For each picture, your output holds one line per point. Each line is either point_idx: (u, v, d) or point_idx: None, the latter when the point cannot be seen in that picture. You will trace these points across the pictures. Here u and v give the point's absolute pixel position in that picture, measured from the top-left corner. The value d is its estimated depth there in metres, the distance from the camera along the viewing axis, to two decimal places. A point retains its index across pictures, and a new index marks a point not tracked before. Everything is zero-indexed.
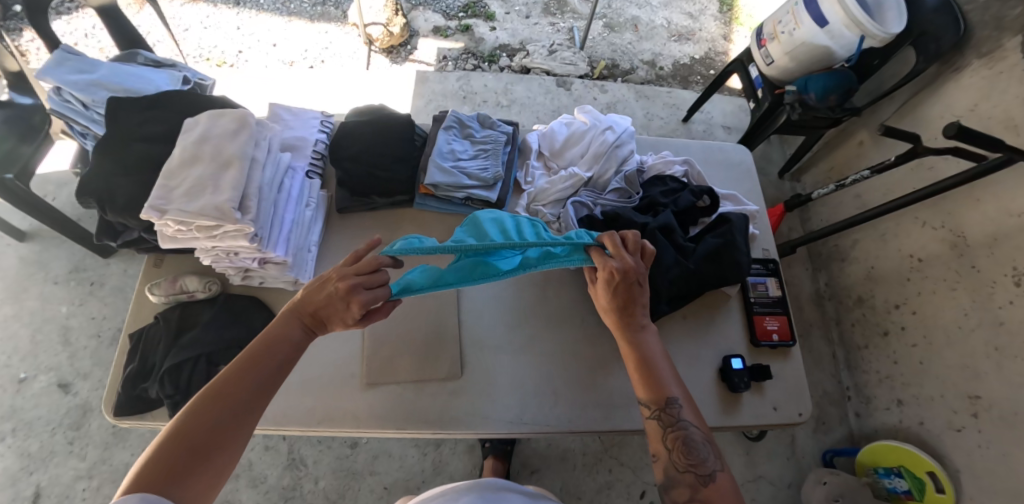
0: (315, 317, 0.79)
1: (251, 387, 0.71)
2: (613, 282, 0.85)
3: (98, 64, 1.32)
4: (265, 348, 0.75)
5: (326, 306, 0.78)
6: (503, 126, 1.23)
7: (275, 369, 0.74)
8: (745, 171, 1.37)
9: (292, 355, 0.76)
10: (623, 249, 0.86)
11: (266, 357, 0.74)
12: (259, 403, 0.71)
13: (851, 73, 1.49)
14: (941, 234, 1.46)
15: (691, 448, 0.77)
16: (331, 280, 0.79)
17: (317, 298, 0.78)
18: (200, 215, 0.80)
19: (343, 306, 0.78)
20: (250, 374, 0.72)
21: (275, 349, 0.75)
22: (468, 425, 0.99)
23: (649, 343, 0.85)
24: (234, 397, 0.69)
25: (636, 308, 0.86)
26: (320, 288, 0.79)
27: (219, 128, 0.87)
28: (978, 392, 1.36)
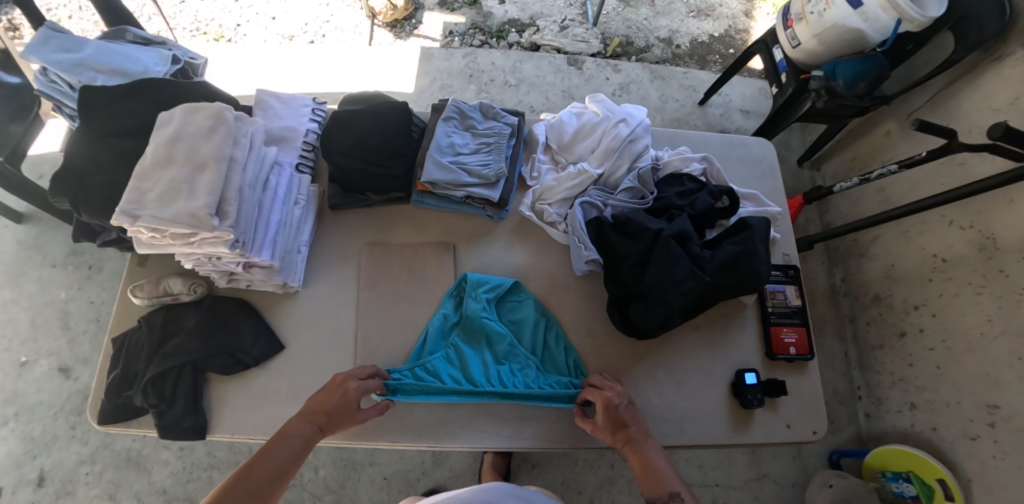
0: (323, 414, 0.86)
1: (268, 474, 0.80)
2: (607, 408, 0.90)
3: (83, 42, 1.22)
4: (280, 440, 0.83)
5: (331, 408, 0.86)
6: (507, 116, 1.13)
7: (289, 457, 0.82)
8: (767, 168, 1.28)
9: (304, 447, 0.84)
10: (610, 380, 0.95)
11: (281, 448, 0.83)
12: (275, 487, 0.79)
13: (881, 59, 1.40)
14: (969, 234, 1.36)
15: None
16: (337, 383, 0.89)
17: (323, 398, 0.87)
18: (174, 223, 0.74)
19: (348, 406, 0.87)
20: (268, 460, 0.81)
21: (288, 441, 0.83)
22: (465, 439, 0.95)
23: (651, 452, 0.88)
24: (254, 481, 0.79)
25: (627, 426, 0.90)
26: (327, 390, 0.88)
27: (194, 125, 0.81)
28: (996, 402, 1.29)
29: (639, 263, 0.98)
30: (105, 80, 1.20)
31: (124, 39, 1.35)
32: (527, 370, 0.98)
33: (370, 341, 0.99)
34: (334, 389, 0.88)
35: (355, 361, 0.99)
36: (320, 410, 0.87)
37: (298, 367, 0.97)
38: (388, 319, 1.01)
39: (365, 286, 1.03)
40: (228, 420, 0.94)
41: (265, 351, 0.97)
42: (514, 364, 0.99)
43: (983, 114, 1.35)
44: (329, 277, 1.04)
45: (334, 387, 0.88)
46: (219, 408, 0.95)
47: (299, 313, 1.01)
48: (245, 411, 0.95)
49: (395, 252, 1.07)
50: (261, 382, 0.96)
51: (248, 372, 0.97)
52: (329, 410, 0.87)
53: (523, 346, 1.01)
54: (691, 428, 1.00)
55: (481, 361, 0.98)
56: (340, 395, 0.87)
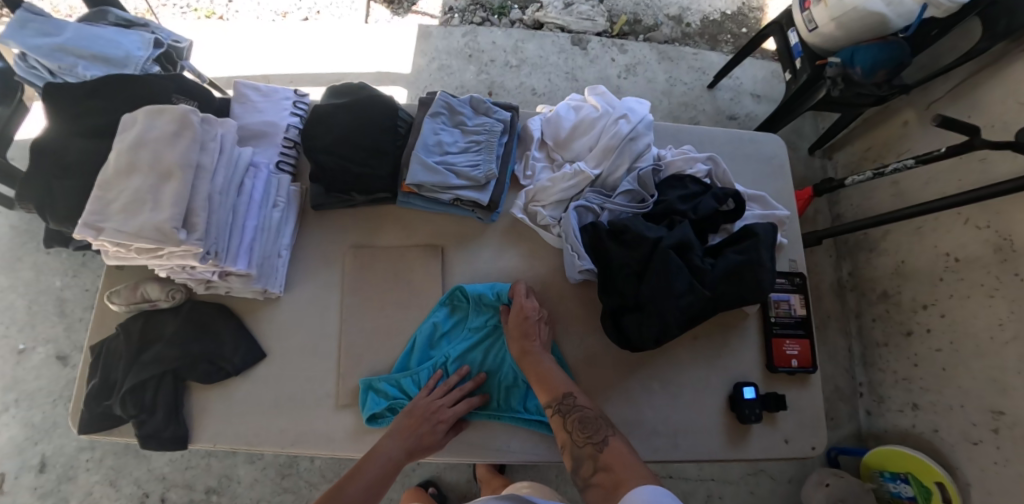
0: (412, 439, 0.86)
1: (357, 495, 0.81)
2: (519, 317, 0.92)
3: (63, 25, 1.16)
4: (370, 461, 0.84)
5: (421, 434, 0.86)
6: (500, 111, 1.05)
7: (378, 480, 0.83)
8: (777, 167, 1.21)
9: (391, 470, 0.85)
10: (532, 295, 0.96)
11: (370, 470, 0.83)
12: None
13: (903, 45, 1.31)
14: (985, 235, 1.29)
15: (587, 423, 0.80)
16: (427, 410, 0.88)
17: (413, 424, 0.87)
18: (138, 238, 0.70)
19: (433, 429, 0.87)
20: (359, 481, 0.82)
21: (377, 462, 0.84)
22: (449, 451, 0.92)
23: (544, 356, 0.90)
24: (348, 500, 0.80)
25: (533, 335, 0.92)
26: (416, 415, 0.88)
27: (157, 130, 0.76)
28: (1002, 408, 1.25)
29: (637, 273, 0.91)
30: (86, 66, 1.14)
31: (106, 21, 1.29)
32: (514, 387, 0.95)
33: (354, 350, 0.96)
34: (423, 416, 0.87)
35: (338, 369, 0.95)
36: (409, 435, 0.86)
37: (281, 375, 0.95)
38: (371, 327, 0.97)
39: (348, 291, 0.99)
40: (210, 428, 0.92)
41: (245, 359, 0.94)
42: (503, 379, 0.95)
43: (1008, 108, 1.26)
44: (311, 282, 0.99)
45: (424, 414, 0.88)
46: (200, 416, 0.93)
47: (281, 319, 0.97)
48: (226, 419, 0.93)
49: (381, 255, 1.01)
50: (243, 389, 0.94)
51: (231, 380, 0.94)
52: (415, 433, 0.86)
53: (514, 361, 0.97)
54: (685, 442, 0.96)
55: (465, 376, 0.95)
56: (431, 424, 0.87)
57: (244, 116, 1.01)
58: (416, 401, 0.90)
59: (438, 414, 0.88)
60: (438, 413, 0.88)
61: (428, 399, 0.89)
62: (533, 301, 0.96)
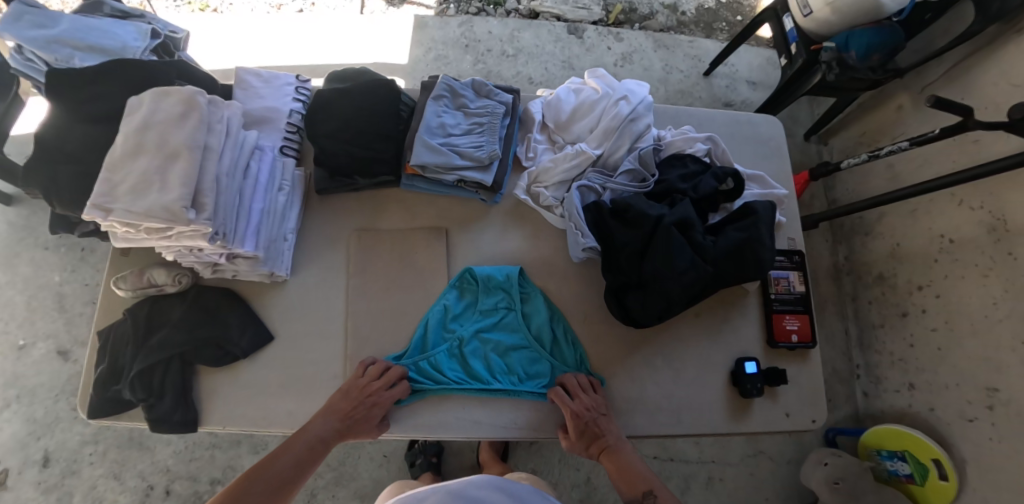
0: (343, 421, 0.87)
1: (283, 470, 0.84)
2: (582, 424, 0.90)
3: (58, 17, 1.15)
4: (300, 437, 0.87)
5: (355, 417, 0.87)
6: (501, 94, 1.05)
7: (307, 458, 0.86)
8: (775, 148, 1.22)
9: (321, 447, 0.87)
10: (577, 391, 0.92)
11: (300, 445, 0.86)
12: (292, 481, 0.85)
13: (897, 30, 1.34)
14: (978, 215, 1.32)
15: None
16: (363, 390, 0.89)
17: (348, 404, 0.88)
18: (147, 217, 0.71)
19: (367, 414, 0.88)
20: (288, 456, 0.85)
21: (306, 440, 0.86)
22: (457, 429, 0.94)
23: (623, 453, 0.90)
24: (273, 474, 0.84)
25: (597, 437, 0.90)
26: (351, 395, 0.89)
27: (164, 111, 0.76)
28: (996, 385, 1.27)
29: (639, 252, 0.92)
30: (83, 57, 1.14)
31: (102, 13, 1.28)
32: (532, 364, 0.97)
33: (361, 331, 0.97)
34: (359, 397, 0.88)
35: (345, 351, 0.96)
36: (343, 416, 0.88)
37: (289, 359, 0.95)
38: (377, 309, 0.98)
39: (354, 273, 0.99)
40: (219, 411, 0.93)
41: (253, 343, 0.94)
42: (521, 356, 0.97)
43: (1001, 90, 1.28)
44: (317, 265, 1.00)
45: (359, 395, 0.89)
46: (208, 400, 0.94)
47: (287, 304, 0.98)
48: (234, 403, 0.93)
49: (385, 238, 1.01)
50: (250, 373, 0.95)
51: (238, 364, 0.95)
52: (348, 416, 0.87)
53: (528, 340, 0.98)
54: (689, 418, 0.98)
55: (484, 356, 0.96)
56: (365, 406, 0.88)
57: (246, 101, 1.01)
58: (351, 382, 0.90)
59: (373, 398, 0.88)
60: (374, 396, 0.89)
61: (365, 381, 0.90)
62: (580, 400, 0.91)
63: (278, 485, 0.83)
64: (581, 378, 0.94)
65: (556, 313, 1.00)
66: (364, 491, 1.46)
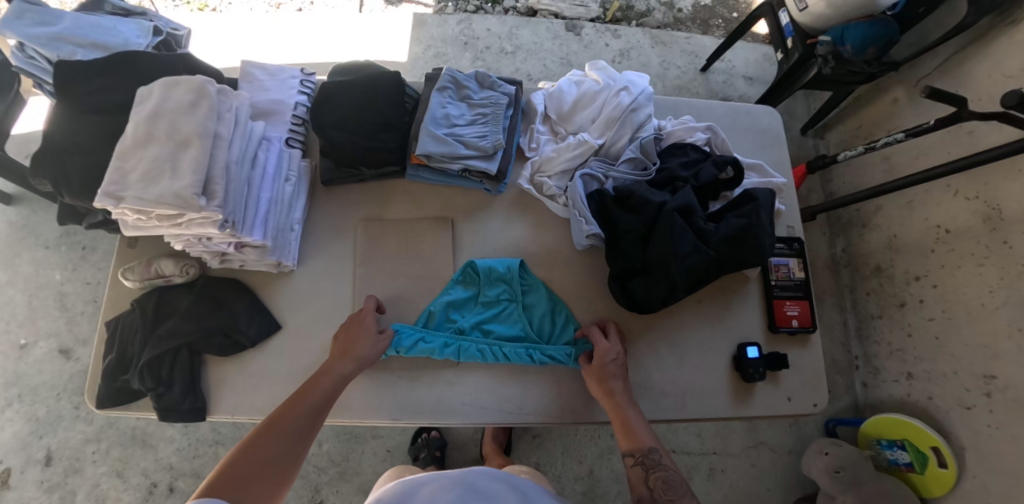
0: (347, 354, 0.89)
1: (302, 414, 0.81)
2: (607, 362, 0.91)
3: (60, 14, 1.16)
4: (309, 387, 0.85)
5: (354, 345, 0.89)
6: (504, 85, 1.06)
7: (321, 400, 0.84)
8: (773, 138, 1.24)
9: (333, 393, 0.85)
10: (609, 337, 0.95)
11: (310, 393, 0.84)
12: (306, 430, 0.80)
13: (892, 23, 1.35)
14: (974, 205, 1.33)
15: (671, 485, 0.79)
16: (351, 324, 0.92)
17: (343, 340, 0.91)
18: (159, 204, 0.72)
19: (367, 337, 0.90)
20: (302, 403, 0.82)
21: (318, 384, 0.85)
22: (464, 416, 0.95)
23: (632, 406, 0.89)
24: (292, 422, 0.79)
25: (614, 382, 0.90)
26: (343, 333, 0.92)
27: (174, 100, 0.77)
28: (994, 372, 1.29)
29: (642, 237, 0.93)
30: (85, 53, 1.15)
31: (103, 10, 1.28)
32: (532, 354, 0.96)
33: None
34: (349, 329, 0.92)
35: None
36: (342, 351, 0.89)
37: (296, 348, 0.96)
38: (384, 299, 0.99)
39: (360, 263, 1.00)
40: (226, 401, 0.94)
41: (261, 332, 0.95)
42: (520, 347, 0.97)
43: (994, 81, 1.30)
44: (323, 256, 1.01)
45: (350, 328, 0.92)
46: (216, 390, 0.94)
47: (293, 294, 0.99)
48: (242, 392, 0.94)
49: (390, 228, 1.02)
50: (258, 362, 0.95)
51: (246, 354, 0.96)
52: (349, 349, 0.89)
53: (530, 330, 0.98)
54: (693, 404, 0.99)
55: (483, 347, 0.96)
56: (355, 332, 0.91)
57: (252, 94, 1.02)
58: (345, 323, 0.93)
59: (362, 323, 0.92)
60: (361, 322, 0.92)
61: (351, 316, 0.94)
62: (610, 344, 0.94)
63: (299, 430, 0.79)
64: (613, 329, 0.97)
65: (557, 305, 1.01)
66: (367, 486, 1.47)
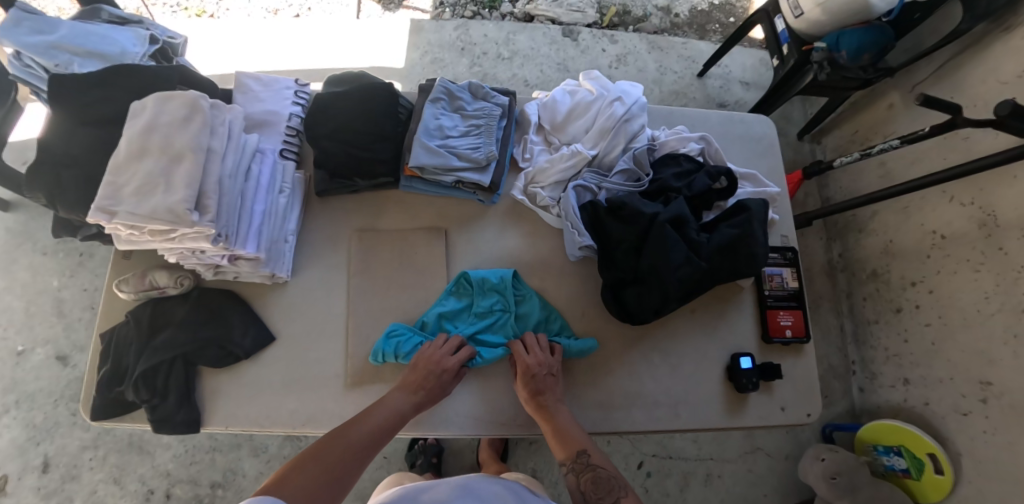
0: (419, 392, 0.89)
1: (361, 437, 0.82)
2: (527, 374, 0.91)
3: (56, 23, 1.16)
4: (375, 411, 0.86)
5: (428, 384, 0.89)
6: (498, 96, 1.06)
7: (382, 429, 0.85)
8: (767, 146, 1.24)
9: (396, 420, 0.86)
10: (533, 347, 0.94)
11: (374, 419, 0.85)
12: (368, 455, 0.82)
13: (887, 28, 1.36)
14: (969, 211, 1.34)
15: (600, 484, 0.84)
16: (430, 362, 0.91)
17: (418, 375, 0.90)
18: (151, 219, 0.72)
19: (440, 378, 0.90)
20: (364, 425, 0.84)
21: (383, 411, 0.86)
22: (457, 427, 0.94)
23: (562, 413, 0.91)
24: (352, 444, 0.81)
25: (538, 392, 0.91)
26: (419, 367, 0.91)
27: (167, 114, 0.77)
28: (989, 378, 1.29)
29: (635, 248, 0.93)
30: (81, 62, 1.15)
31: (100, 18, 1.29)
32: None
33: (362, 332, 0.97)
34: (427, 367, 0.90)
35: (346, 350, 0.97)
36: (416, 387, 0.89)
37: (290, 358, 0.96)
38: (377, 309, 0.99)
39: (354, 273, 1.00)
40: (221, 412, 0.94)
41: (255, 342, 0.95)
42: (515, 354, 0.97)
43: (989, 88, 1.30)
44: (317, 266, 1.01)
45: (428, 365, 0.91)
46: (212, 400, 0.95)
47: (287, 304, 0.99)
48: (237, 402, 0.94)
49: (385, 239, 1.02)
50: (253, 372, 0.96)
51: (240, 364, 0.96)
52: (422, 384, 0.90)
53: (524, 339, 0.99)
54: (686, 413, 0.99)
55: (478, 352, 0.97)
56: (434, 374, 0.90)
57: (246, 105, 1.03)
58: (417, 356, 0.92)
59: (441, 364, 0.91)
60: (441, 363, 0.91)
61: (430, 351, 0.92)
62: (534, 354, 0.94)
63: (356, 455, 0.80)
64: (541, 337, 0.96)
65: (549, 314, 1.01)
66: (364, 493, 1.47)
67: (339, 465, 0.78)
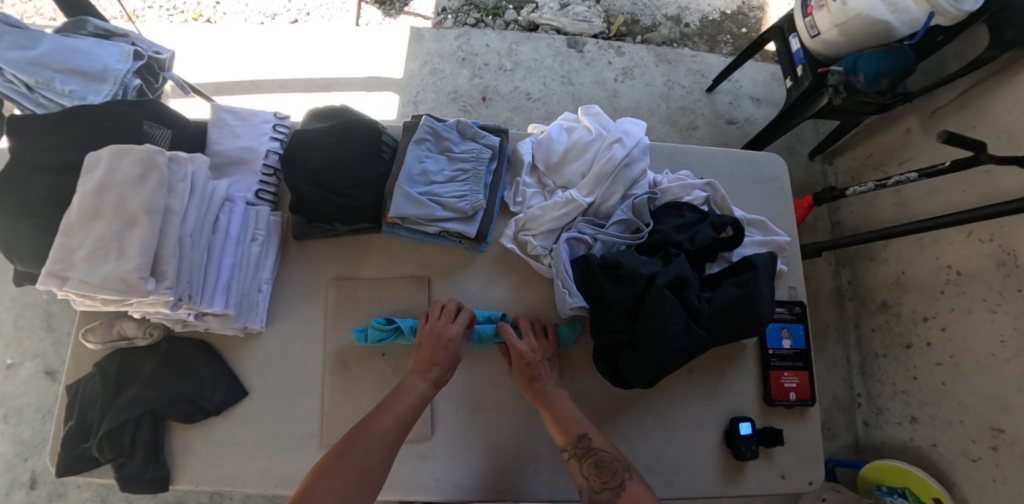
0: (433, 368, 0.86)
1: (387, 426, 0.80)
2: (520, 361, 0.88)
3: (40, 37, 1.04)
4: (396, 397, 0.83)
5: (438, 358, 0.87)
6: (488, 136, 1.00)
7: (407, 414, 0.82)
8: (778, 189, 1.16)
9: (419, 403, 0.84)
10: (529, 333, 0.93)
11: (398, 404, 0.83)
12: (398, 441, 0.80)
13: (909, 53, 1.19)
14: (988, 249, 1.19)
15: (603, 468, 0.81)
16: (435, 333, 0.88)
17: (428, 353, 0.87)
18: (103, 288, 0.70)
19: (448, 347, 0.87)
20: (387, 413, 0.81)
21: (404, 396, 0.83)
22: (437, 493, 0.90)
23: (560, 397, 0.88)
24: (377, 433, 0.79)
25: (532, 382, 0.88)
26: (426, 344, 0.88)
27: (121, 172, 0.74)
28: (1002, 425, 1.15)
29: (629, 310, 0.88)
30: (63, 80, 1.02)
31: (85, 31, 1.17)
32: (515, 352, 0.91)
33: (338, 387, 0.93)
34: (433, 341, 0.88)
35: (323, 408, 0.92)
36: (428, 365, 0.87)
37: (264, 413, 0.92)
38: (351, 360, 0.94)
39: (331, 325, 0.95)
40: (191, 470, 0.90)
41: (227, 397, 0.91)
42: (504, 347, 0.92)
43: (1014, 119, 1.17)
44: (292, 317, 0.96)
45: (434, 338, 0.88)
46: (182, 457, 0.90)
47: (261, 356, 0.94)
48: (208, 461, 0.90)
49: (363, 289, 0.97)
50: (224, 429, 0.91)
51: (211, 420, 0.92)
52: (432, 358, 0.87)
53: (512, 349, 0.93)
54: (679, 479, 0.94)
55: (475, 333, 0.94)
56: (442, 346, 0.87)
57: (221, 141, 0.97)
58: (421, 334, 0.90)
59: (445, 334, 0.88)
60: (444, 333, 0.88)
61: (431, 325, 0.89)
62: (527, 341, 0.91)
63: (386, 445, 0.79)
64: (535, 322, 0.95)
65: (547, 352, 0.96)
66: None
67: (367, 459, 0.77)
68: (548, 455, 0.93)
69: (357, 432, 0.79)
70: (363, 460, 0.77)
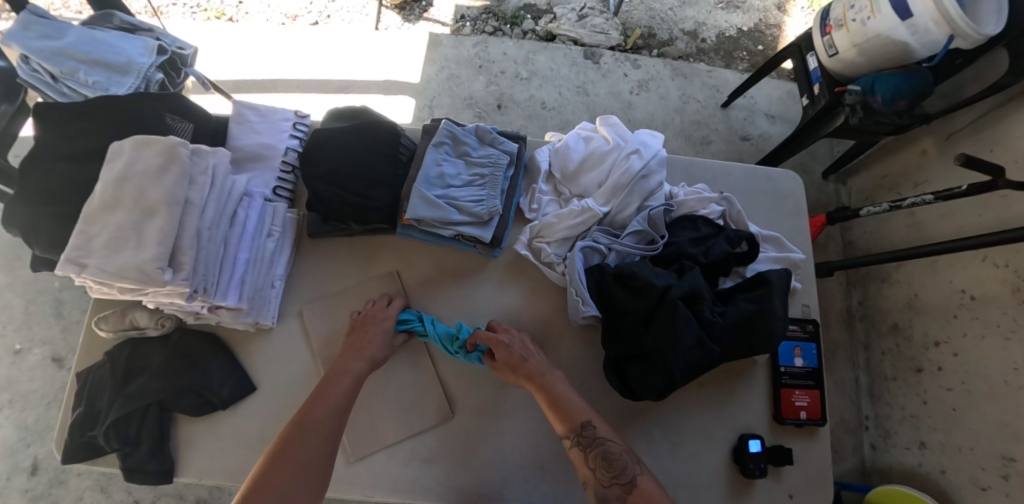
0: (365, 348, 0.88)
1: (326, 414, 0.81)
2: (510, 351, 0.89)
3: (66, 28, 1.06)
4: (334, 381, 0.85)
5: (368, 335, 0.90)
6: (506, 142, 1.01)
7: (345, 398, 0.83)
8: (795, 206, 1.16)
9: (355, 384, 0.85)
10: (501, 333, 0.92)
11: (336, 390, 0.83)
12: (339, 426, 0.81)
13: (927, 75, 1.19)
14: (1003, 274, 1.18)
15: (611, 461, 0.79)
16: (370, 317, 0.92)
17: (360, 334, 0.90)
18: (120, 277, 0.70)
19: (377, 325, 0.91)
20: (325, 402, 0.82)
21: (340, 380, 0.85)
22: (438, 498, 0.89)
23: (558, 383, 0.87)
24: (317, 424, 0.80)
25: (523, 366, 0.88)
26: (360, 326, 0.91)
27: (143, 162, 0.75)
28: (1014, 454, 1.12)
29: (642, 321, 0.88)
30: (87, 71, 1.04)
31: (110, 24, 1.19)
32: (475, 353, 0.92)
33: None
34: (367, 321, 0.91)
35: None
36: (361, 347, 0.88)
37: (269, 408, 0.92)
38: None
39: (341, 324, 0.95)
40: (196, 463, 0.89)
41: (234, 392, 0.91)
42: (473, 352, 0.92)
43: None
44: (303, 315, 0.96)
45: (369, 319, 0.92)
46: (186, 449, 0.90)
47: (270, 351, 0.94)
48: (212, 454, 0.90)
49: (375, 289, 0.98)
50: (229, 424, 0.91)
51: (218, 414, 0.92)
52: (364, 341, 0.89)
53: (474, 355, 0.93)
54: (684, 494, 0.93)
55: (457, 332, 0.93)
56: (376, 324, 0.91)
57: (241, 137, 0.98)
58: (356, 319, 0.93)
59: (379, 315, 0.92)
60: (378, 314, 0.92)
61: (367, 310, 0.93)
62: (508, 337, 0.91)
63: (327, 435, 0.79)
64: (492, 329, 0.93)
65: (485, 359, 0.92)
66: None
67: (307, 452, 0.77)
68: (553, 464, 0.91)
69: (298, 426, 0.79)
70: (305, 454, 0.77)
